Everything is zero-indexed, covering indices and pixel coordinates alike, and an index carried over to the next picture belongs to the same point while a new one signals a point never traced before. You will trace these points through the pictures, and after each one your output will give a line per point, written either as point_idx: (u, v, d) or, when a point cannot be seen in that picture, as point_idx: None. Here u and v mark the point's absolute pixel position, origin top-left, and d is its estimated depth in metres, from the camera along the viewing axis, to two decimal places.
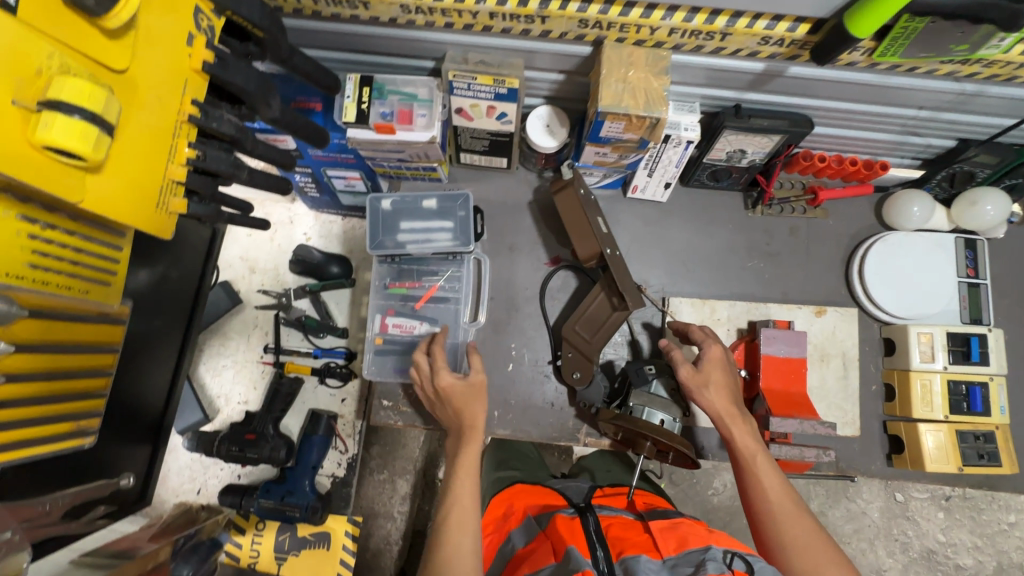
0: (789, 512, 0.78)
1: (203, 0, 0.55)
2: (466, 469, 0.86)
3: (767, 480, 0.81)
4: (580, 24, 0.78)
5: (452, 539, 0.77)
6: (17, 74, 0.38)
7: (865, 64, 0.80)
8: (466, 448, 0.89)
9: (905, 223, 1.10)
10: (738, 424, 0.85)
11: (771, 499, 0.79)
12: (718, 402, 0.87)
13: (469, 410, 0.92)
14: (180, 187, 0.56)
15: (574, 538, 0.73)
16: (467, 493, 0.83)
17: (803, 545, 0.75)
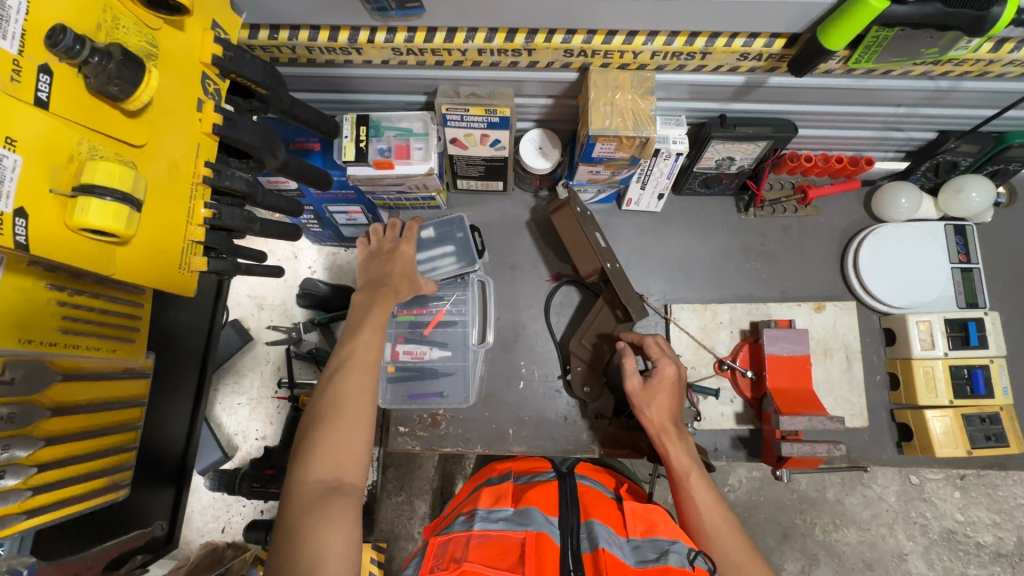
0: (722, 527, 0.76)
1: (209, 66, 0.58)
2: (375, 322, 0.84)
3: (701, 493, 0.80)
4: (565, 54, 0.81)
5: (347, 375, 0.75)
6: (52, 164, 0.41)
7: (842, 71, 0.83)
8: (383, 304, 0.87)
9: (894, 215, 1.14)
10: (674, 440, 0.86)
11: (703, 516, 0.77)
12: (656, 416, 0.88)
13: (398, 283, 0.94)
14: (199, 246, 0.58)
15: (545, 497, 0.77)
16: (370, 343, 0.80)
17: (731, 565, 0.72)
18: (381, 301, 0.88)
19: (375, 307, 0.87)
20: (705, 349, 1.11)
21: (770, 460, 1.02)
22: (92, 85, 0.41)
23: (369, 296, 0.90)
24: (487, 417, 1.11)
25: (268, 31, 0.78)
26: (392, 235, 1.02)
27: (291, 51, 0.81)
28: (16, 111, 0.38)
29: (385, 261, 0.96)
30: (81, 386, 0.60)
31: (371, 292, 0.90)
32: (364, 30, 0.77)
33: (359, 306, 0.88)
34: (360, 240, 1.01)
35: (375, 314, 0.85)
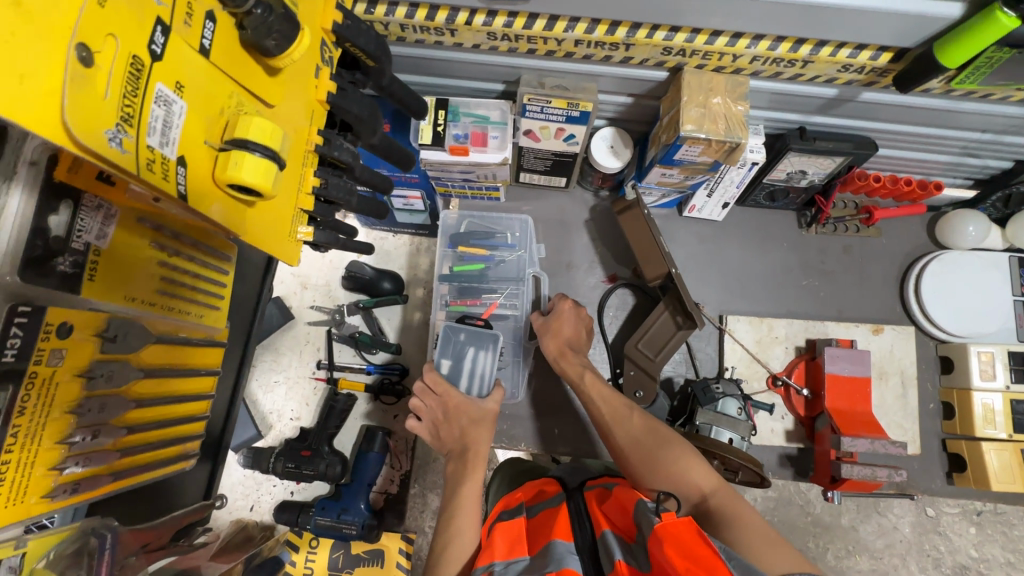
0: (620, 417, 0.86)
1: (328, 33, 0.57)
2: (467, 497, 0.80)
3: (600, 394, 0.91)
4: (663, 51, 0.79)
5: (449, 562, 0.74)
6: (208, 115, 0.40)
7: (940, 91, 0.82)
8: (472, 473, 0.84)
9: (960, 243, 1.12)
10: (568, 358, 0.97)
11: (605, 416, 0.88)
12: (552, 344, 0.99)
13: (473, 437, 0.89)
14: (305, 215, 0.57)
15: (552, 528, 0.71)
16: (469, 520, 0.77)
17: (634, 444, 0.82)
18: (470, 464, 0.85)
19: (465, 478, 0.83)
20: (758, 363, 1.10)
21: (822, 481, 1.00)
22: (248, 37, 0.41)
23: (455, 467, 0.86)
24: (533, 415, 1.12)
25: (365, 5, 0.77)
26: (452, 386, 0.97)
27: (384, 28, 0.80)
28: (186, 56, 0.37)
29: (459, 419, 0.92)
30: (169, 350, 0.59)
31: (458, 459, 0.87)
32: (463, 11, 0.76)
33: (449, 478, 0.85)
34: (409, 417, 0.96)
35: (465, 487, 0.81)
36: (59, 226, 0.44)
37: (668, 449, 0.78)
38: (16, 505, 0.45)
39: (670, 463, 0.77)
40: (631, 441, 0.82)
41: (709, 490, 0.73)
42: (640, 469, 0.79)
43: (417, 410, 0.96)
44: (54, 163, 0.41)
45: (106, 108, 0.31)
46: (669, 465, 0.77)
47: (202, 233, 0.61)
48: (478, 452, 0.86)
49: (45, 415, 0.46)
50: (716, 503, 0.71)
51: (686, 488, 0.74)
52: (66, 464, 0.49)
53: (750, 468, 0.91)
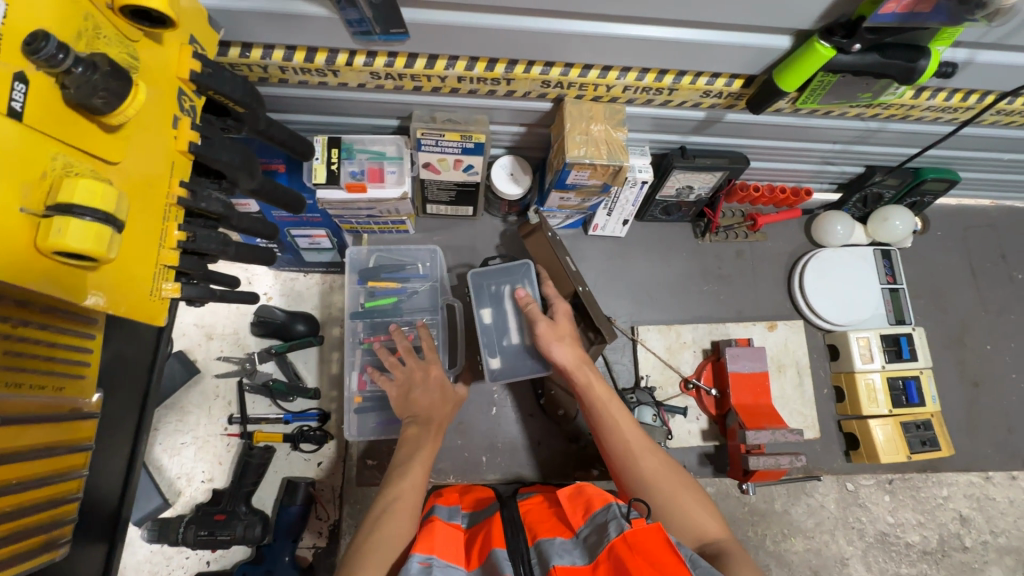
0: (640, 447, 0.84)
1: (186, 82, 0.56)
2: (419, 462, 0.82)
3: (622, 419, 0.88)
4: (542, 84, 0.83)
5: (388, 520, 0.73)
6: (26, 181, 0.39)
7: (789, 110, 0.91)
8: (427, 443, 0.85)
9: (832, 241, 1.25)
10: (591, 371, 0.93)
11: (624, 442, 0.85)
12: (570, 352, 0.94)
13: (437, 408, 0.92)
14: (171, 271, 0.54)
15: (495, 539, 0.75)
16: (409, 488, 0.78)
17: (661, 474, 0.80)
18: (431, 428, 0.88)
19: (422, 447, 0.85)
20: (670, 369, 1.16)
21: (736, 474, 1.06)
22: (72, 96, 0.40)
23: (414, 431, 0.87)
24: (460, 445, 1.10)
25: (239, 49, 0.75)
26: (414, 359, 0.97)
27: (263, 70, 0.78)
28: None
29: (428, 392, 0.93)
30: (18, 432, 0.54)
31: (421, 428, 0.88)
32: (343, 52, 0.76)
33: (408, 440, 0.86)
34: (377, 374, 0.96)
35: (424, 453, 0.84)
36: None
37: (691, 493, 0.77)
38: None
39: (691, 504, 0.76)
40: (651, 472, 0.80)
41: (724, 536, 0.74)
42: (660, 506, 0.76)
43: (390, 368, 0.95)
44: None
45: None
46: (690, 505, 0.76)
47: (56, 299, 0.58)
48: (438, 425, 0.90)
49: None
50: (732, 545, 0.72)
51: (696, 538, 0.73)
52: None
53: None
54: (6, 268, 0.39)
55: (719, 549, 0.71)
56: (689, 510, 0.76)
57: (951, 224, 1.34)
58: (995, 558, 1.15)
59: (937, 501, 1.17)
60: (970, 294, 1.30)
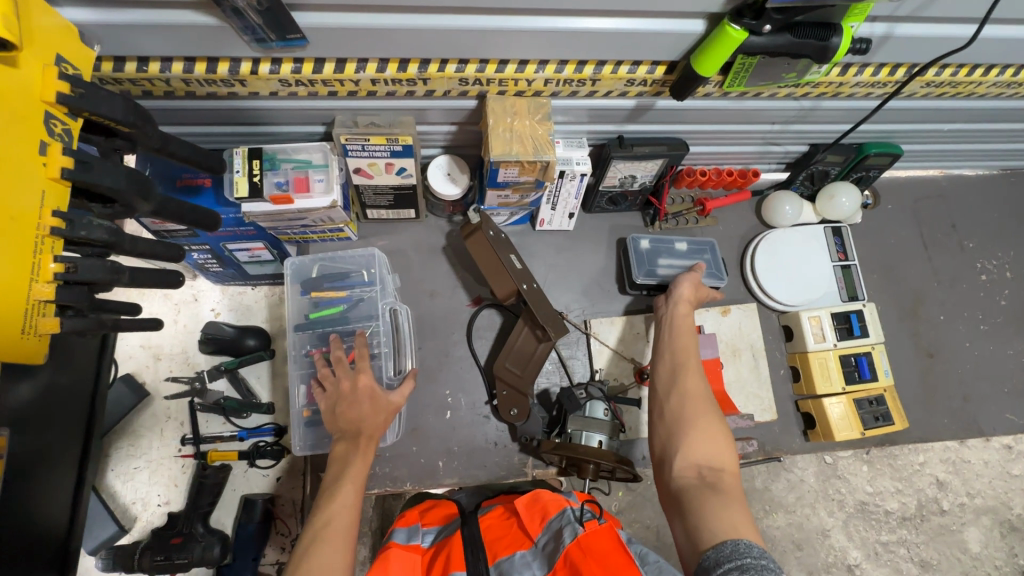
0: (695, 374, 0.88)
1: (54, 105, 0.53)
2: (349, 480, 0.81)
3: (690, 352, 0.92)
4: (461, 82, 0.81)
5: (321, 548, 0.73)
6: None
7: (718, 94, 0.90)
8: (358, 457, 0.85)
9: (782, 221, 1.24)
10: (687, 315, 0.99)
11: (683, 367, 0.89)
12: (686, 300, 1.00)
13: (368, 419, 0.89)
14: (50, 304, 0.53)
15: (454, 559, 0.76)
16: (339, 511, 0.78)
17: (701, 402, 0.84)
18: (361, 440, 0.87)
19: (351, 463, 0.84)
20: (625, 360, 1.15)
21: None
22: None
23: (344, 447, 0.87)
24: (415, 451, 1.08)
25: (136, 63, 0.72)
26: (344, 370, 0.94)
27: (165, 83, 0.75)
28: None
29: (355, 405, 0.90)
30: None
31: (350, 442, 0.87)
32: (246, 61, 0.74)
33: (337, 459, 0.85)
34: (311, 387, 0.95)
35: (354, 468, 0.83)
36: None
37: (719, 428, 0.81)
38: None
39: (712, 436, 0.79)
40: (690, 394, 0.85)
41: (727, 469, 0.76)
42: (685, 420, 0.81)
43: (322, 381, 0.95)
44: None
45: None
46: (712, 438, 0.79)
47: None
48: (373, 436, 0.88)
49: None
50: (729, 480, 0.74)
51: (698, 463, 0.76)
52: None
53: (621, 468, 0.93)
54: None
55: (716, 478, 0.74)
56: (708, 439, 0.79)
57: (902, 197, 1.34)
58: (972, 518, 1.23)
59: (914, 468, 1.23)
60: (923, 265, 1.30)
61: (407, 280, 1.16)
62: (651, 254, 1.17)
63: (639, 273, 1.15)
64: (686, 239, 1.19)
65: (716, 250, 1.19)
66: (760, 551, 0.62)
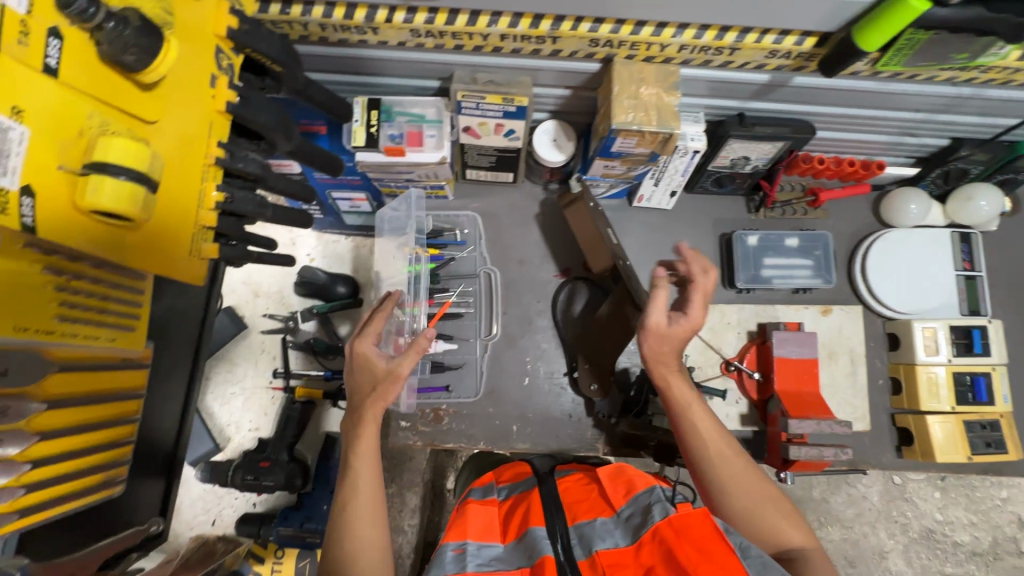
0: (726, 453, 0.76)
1: (223, 39, 0.55)
2: (360, 459, 0.75)
3: (704, 419, 0.78)
4: (590, 43, 0.78)
5: (346, 537, 0.71)
6: (62, 139, 0.42)
7: (868, 73, 0.82)
8: (364, 431, 0.77)
9: (903, 221, 1.14)
10: (672, 370, 0.81)
11: (704, 440, 0.77)
12: (678, 337, 0.81)
13: (374, 389, 0.78)
14: (210, 231, 0.56)
15: (534, 514, 0.75)
16: (357, 492, 0.73)
17: (739, 485, 0.73)
18: (360, 418, 0.77)
19: (359, 438, 0.76)
20: (712, 350, 1.11)
21: (774, 462, 1.02)
22: (106, 52, 0.42)
23: (349, 423, 0.79)
24: (492, 413, 1.10)
25: (280, 5, 0.74)
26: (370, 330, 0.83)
27: (303, 27, 0.77)
28: (25, 78, 0.39)
29: (361, 377, 0.80)
30: (62, 379, 0.58)
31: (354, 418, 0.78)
32: (383, 8, 0.74)
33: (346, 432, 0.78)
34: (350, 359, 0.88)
35: (355, 455, 0.76)
36: None
37: (771, 500, 0.73)
38: None
39: (768, 517, 0.72)
40: (734, 485, 0.73)
41: (802, 543, 0.71)
42: (737, 518, 0.73)
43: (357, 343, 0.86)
44: None
45: None
46: (767, 520, 0.71)
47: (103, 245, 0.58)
48: (377, 407, 0.77)
49: None
50: (805, 554, 0.70)
51: (778, 547, 0.71)
52: None
53: None
54: (49, 224, 0.43)
55: (801, 556, 0.70)
56: (775, 526, 0.72)
57: None
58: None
59: (999, 503, 1.21)
60: None
61: (498, 245, 1.16)
62: (758, 253, 1.11)
63: (744, 273, 1.11)
64: (797, 234, 1.12)
65: (829, 245, 1.11)
66: None
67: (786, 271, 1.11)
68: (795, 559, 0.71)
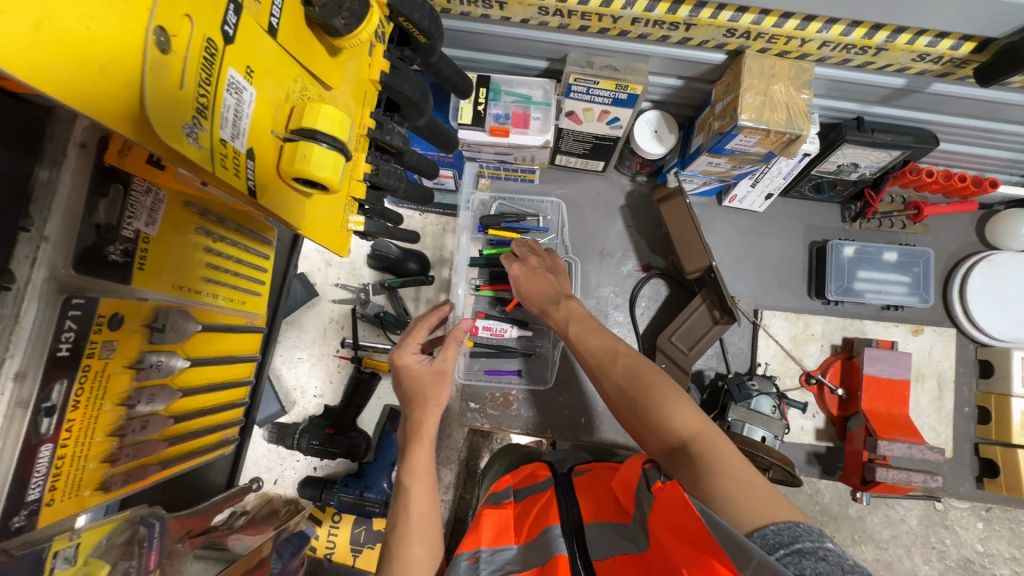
0: (609, 362, 0.77)
1: (382, 7, 0.54)
2: (416, 479, 0.72)
3: (585, 336, 0.82)
4: (726, 33, 0.74)
5: (403, 548, 0.68)
6: (275, 104, 0.42)
7: (1018, 85, 0.76)
8: (414, 448, 0.75)
9: (1011, 244, 1.07)
10: (554, 305, 0.88)
11: (592, 359, 0.79)
12: (532, 299, 0.92)
13: (428, 391, 0.79)
14: (355, 203, 0.56)
15: (548, 513, 0.67)
16: (419, 502, 0.71)
17: (623, 391, 0.73)
18: (412, 435, 0.76)
19: (409, 454, 0.75)
20: (792, 360, 1.08)
21: (851, 481, 0.99)
22: (318, 15, 0.43)
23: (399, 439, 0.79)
24: (561, 403, 1.10)
25: None
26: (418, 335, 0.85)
27: None
28: (257, 37, 0.39)
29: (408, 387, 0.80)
30: (212, 337, 0.63)
31: (403, 434, 0.78)
32: None
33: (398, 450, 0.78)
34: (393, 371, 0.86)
35: (405, 470, 0.73)
36: (113, 211, 0.46)
37: (658, 395, 0.69)
38: (74, 497, 0.48)
39: (654, 412, 0.68)
40: (618, 393, 0.74)
41: (689, 436, 0.64)
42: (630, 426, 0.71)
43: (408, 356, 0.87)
44: (105, 146, 0.43)
45: (179, 102, 0.34)
46: (653, 414, 0.68)
47: (229, 207, 0.60)
48: (431, 413, 0.77)
49: (100, 407, 0.48)
50: (695, 447, 0.62)
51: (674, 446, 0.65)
52: (127, 429, 0.52)
53: (783, 468, 0.89)
54: (261, 187, 0.44)
55: (694, 451, 0.62)
56: (664, 418, 0.67)
57: None
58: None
59: None
60: None
61: (579, 233, 1.14)
62: (852, 265, 1.07)
63: (835, 284, 1.07)
64: (896, 249, 1.07)
65: (930, 262, 1.06)
66: (789, 535, 0.50)
67: (879, 286, 1.07)
68: (689, 448, 0.63)
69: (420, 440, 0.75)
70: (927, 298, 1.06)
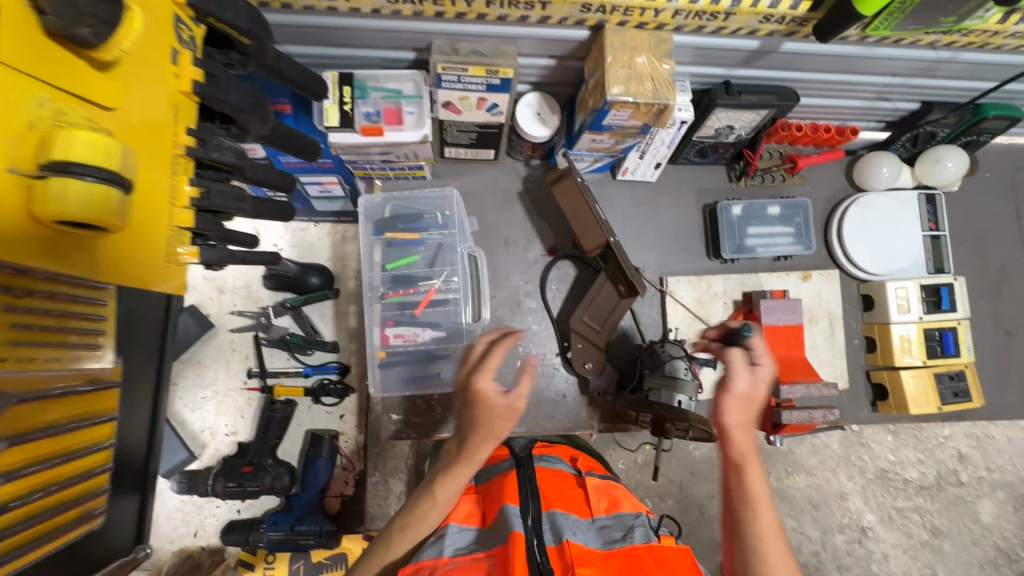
0: (779, 550, 0.61)
1: (182, 7, 0.48)
2: (444, 487, 0.70)
3: (757, 490, 0.64)
4: (582, 9, 0.73)
5: (400, 537, 0.72)
6: (10, 133, 0.36)
7: (855, 37, 0.82)
8: (456, 467, 0.70)
9: (876, 184, 1.17)
10: (747, 467, 0.65)
11: (745, 533, 0.63)
12: (743, 433, 0.66)
13: (496, 426, 0.69)
14: (187, 233, 0.52)
15: (509, 495, 0.75)
16: (434, 510, 0.71)
17: None
18: (460, 454, 0.70)
19: (454, 468, 0.70)
20: (700, 321, 1.12)
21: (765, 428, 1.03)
22: (54, 25, 0.37)
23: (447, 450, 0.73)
24: None
25: None
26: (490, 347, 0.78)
27: None
28: None
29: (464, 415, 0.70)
30: (36, 409, 0.56)
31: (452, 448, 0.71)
32: None
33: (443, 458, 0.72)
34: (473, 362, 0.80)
35: (441, 484, 0.71)
36: None
37: None
38: None
39: None
40: None
41: None
42: None
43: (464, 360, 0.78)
44: None
45: None
46: None
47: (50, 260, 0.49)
48: (480, 446, 0.68)
49: None
50: None
51: None
52: None
53: (699, 427, 0.92)
54: (7, 236, 0.38)
55: None
56: None
57: (1003, 165, 1.25)
58: (988, 491, 1.21)
59: None
60: (1014, 241, 1.24)
61: (481, 225, 1.11)
62: (741, 224, 1.13)
63: (729, 244, 1.12)
64: (778, 203, 1.13)
65: (808, 211, 1.13)
66: None
67: (766, 239, 1.13)
68: None
69: (469, 466, 0.69)
70: (809, 244, 1.13)
